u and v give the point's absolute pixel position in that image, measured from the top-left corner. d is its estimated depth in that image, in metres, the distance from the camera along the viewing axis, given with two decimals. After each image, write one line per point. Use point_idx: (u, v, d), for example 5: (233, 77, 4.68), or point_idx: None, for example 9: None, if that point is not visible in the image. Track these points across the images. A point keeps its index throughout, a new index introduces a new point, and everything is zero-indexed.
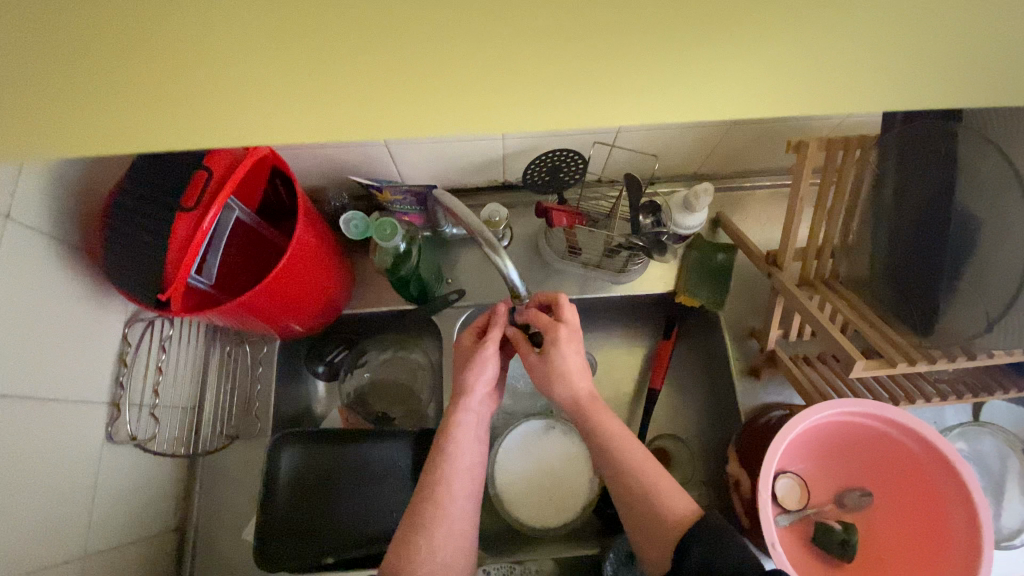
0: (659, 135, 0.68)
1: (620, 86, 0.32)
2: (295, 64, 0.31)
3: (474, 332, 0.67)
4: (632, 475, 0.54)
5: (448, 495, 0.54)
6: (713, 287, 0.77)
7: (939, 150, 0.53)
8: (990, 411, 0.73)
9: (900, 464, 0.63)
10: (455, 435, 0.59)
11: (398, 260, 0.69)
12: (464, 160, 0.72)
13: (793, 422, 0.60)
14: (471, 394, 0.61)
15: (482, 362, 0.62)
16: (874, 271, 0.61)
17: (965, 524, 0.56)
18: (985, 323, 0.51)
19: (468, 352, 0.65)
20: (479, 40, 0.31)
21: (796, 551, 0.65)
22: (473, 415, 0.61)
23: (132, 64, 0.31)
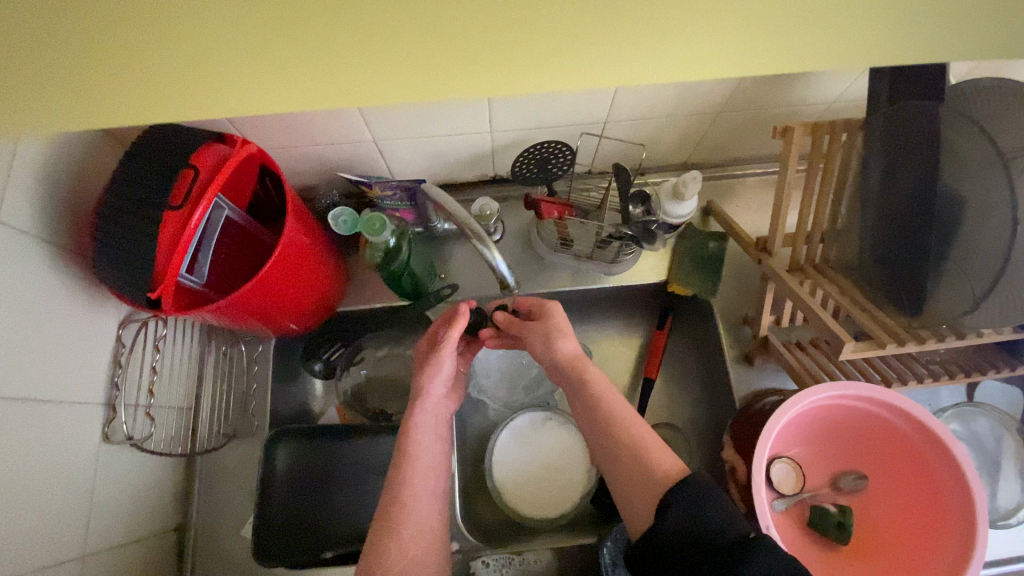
0: (646, 125, 0.68)
1: (620, 72, 0.35)
2: (326, 65, 0.35)
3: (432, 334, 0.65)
4: (623, 433, 0.53)
5: (410, 495, 0.53)
6: (704, 276, 0.78)
7: (921, 130, 0.54)
8: (985, 392, 0.74)
9: (892, 445, 0.64)
10: (414, 436, 0.57)
11: (389, 255, 0.67)
12: (454, 154, 0.71)
13: (787, 405, 0.61)
14: (427, 395, 0.60)
15: (436, 365, 0.61)
16: (863, 254, 0.61)
17: (960, 503, 0.58)
18: (973, 301, 0.52)
19: (425, 356, 0.64)
20: (483, 42, 0.35)
21: (794, 536, 0.65)
22: (432, 416, 0.60)
23: (173, 67, 0.34)
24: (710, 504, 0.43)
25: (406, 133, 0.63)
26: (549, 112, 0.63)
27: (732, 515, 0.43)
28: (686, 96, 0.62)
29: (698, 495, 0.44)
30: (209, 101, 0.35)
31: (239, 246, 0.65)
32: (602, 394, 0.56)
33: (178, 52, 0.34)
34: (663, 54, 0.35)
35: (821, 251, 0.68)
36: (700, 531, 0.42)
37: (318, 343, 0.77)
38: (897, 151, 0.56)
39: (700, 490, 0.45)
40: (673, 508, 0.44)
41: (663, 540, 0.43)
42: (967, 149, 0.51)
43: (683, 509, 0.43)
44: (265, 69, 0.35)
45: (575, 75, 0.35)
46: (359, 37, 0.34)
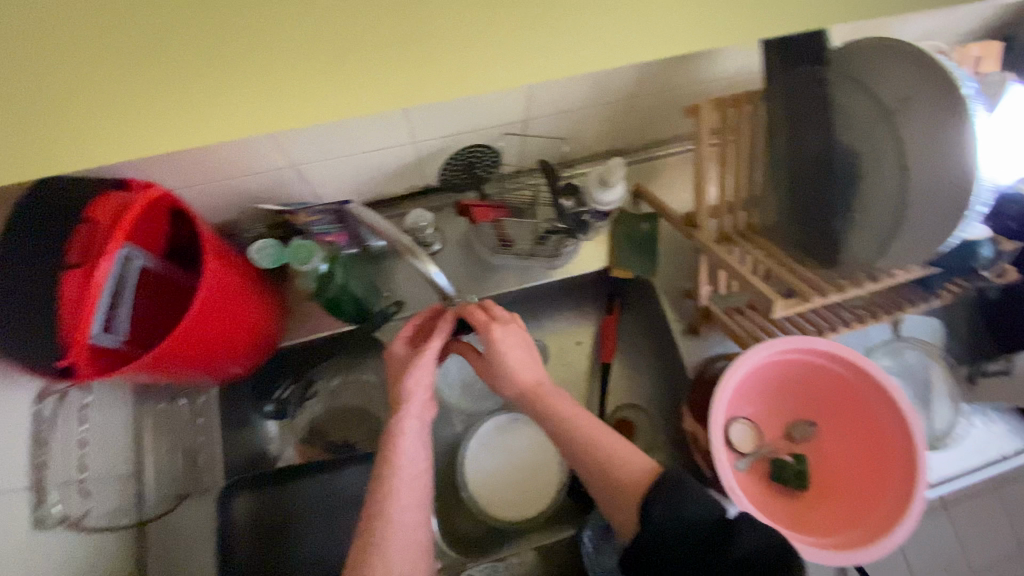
0: (566, 117, 0.69)
1: (525, 58, 0.44)
2: (262, 76, 0.41)
3: (406, 342, 0.63)
4: (588, 452, 0.57)
5: (394, 504, 0.50)
6: (643, 258, 0.81)
7: (815, 95, 0.57)
8: (910, 327, 0.80)
9: (831, 389, 0.68)
10: (399, 441, 0.54)
11: (323, 281, 0.65)
12: (379, 169, 0.69)
13: (737, 364, 0.63)
14: (412, 400, 0.57)
15: (422, 367, 0.58)
16: (782, 214, 0.65)
17: (900, 429, 0.62)
18: (876, 244, 0.56)
19: (402, 363, 0.61)
20: (404, 36, 0.42)
21: (759, 492, 0.68)
22: (417, 422, 0.57)
23: (128, 84, 0.40)
24: (688, 499, 0.47)
25: (325, 154, 0.62)
26: (467, 116, 0.63)
27: (708, 503, 0.47)
28: (600, 87, 0.65)
29: (672, 490, 0.48)
30: (167, 115, 0.41)
31: (162, 297, 0.61)
32: (571, 411, 0.59)
33: (130, 89, 0.40)
34: (551, 36, 0.44)
35: (745, 218, 0.71)
36: (684, 527, 0.46)
37: (265, 387, 0.77)
38: (797, 115, 0.59)
39: (675, 486, 0.48)
40: (654, 510, 0.47)
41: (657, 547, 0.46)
42: (860, 113, 0.54)
43: (665, 510, 0.47)
44: (212, 80, 0.41)
45: (492, 57, 0.44)
46: (291, 50, 0.41)
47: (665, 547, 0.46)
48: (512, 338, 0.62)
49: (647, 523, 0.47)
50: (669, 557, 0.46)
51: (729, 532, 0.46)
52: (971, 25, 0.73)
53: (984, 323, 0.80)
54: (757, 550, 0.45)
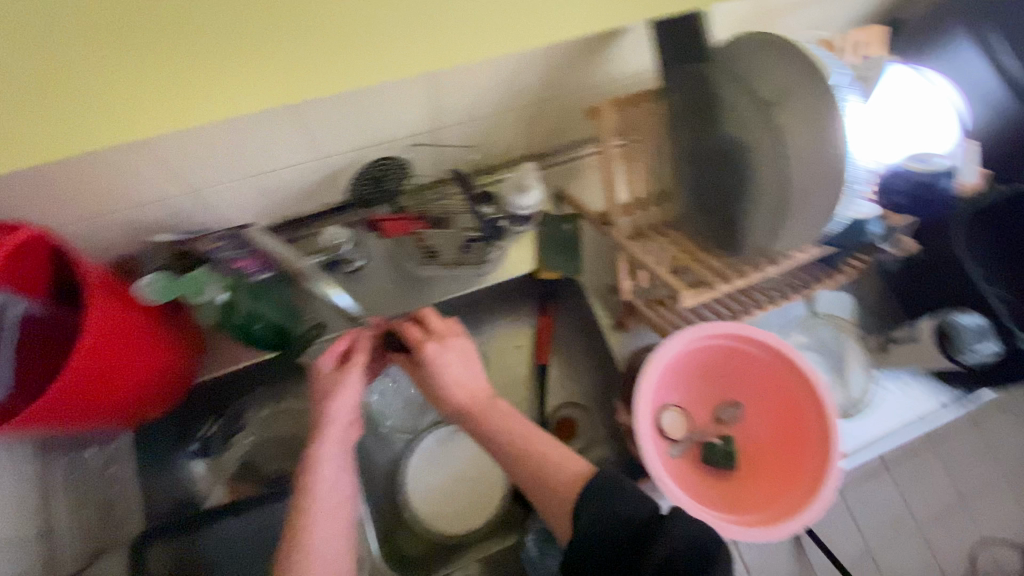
0: (473, 125, 0.69)
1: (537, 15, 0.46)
2: (276, 44, 0.40)
3: (335, 358, 0.59)
4: (530, 464, 0.56)
5: (314, 532, 0.49)
6: (568, 258, 0.82)
7: (701, 89, 0.58)
8: (826, 303, 0.83)
9: (751, 369, 0.71)
10: (318, 471, 0.52)
11: (227, 310, 0.63)
12: (287, 192, 0.67)
13: (657, 355, 0.64)
14: (332, 424, 0.55)
15: (346, 391, 0.56)
16: (688, 206, 0.66)
17: (811, 400, 0.66)
18: (771, 227, 0.57)
19: (326, 384, 0.57)
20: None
21: (693, 477, 0.69)
22: (338, 447, 0.55)
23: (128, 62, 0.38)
24: (618, 499, 0.49)
25: (226, 177, 0.60)
26: (365, 127, 0.62)
27: (638, 501, 0.49)
28: (504, 93, 0.65)
29: (605, 493, 0.50)
30: (173, 93, 0.40)
31: (57, 343, 0.57)
32: (509, 422, 0.59)
33: (127, 67, 0.38)
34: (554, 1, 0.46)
35: (657, 213, 0.73)
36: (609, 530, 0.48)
37: (190, 424, 0.74)
38: (687, 110, 0.60)
39: (606, 489, 0.50)
40: (584, 515, 0.49)
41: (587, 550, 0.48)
42: (743, 109, 0.55)
43: (592, 517, 0.48)
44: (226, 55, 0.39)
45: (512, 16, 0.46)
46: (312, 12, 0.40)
47: (593, 550, 0.48)
48: (450, 355, 0.62)
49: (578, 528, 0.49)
50: (598, 559, 0.47)
51: (661, 524, 0.46)
52: (858, 16, 0.77)
53: (892, 295, 0.85)
54: (688, 540, 0.45)
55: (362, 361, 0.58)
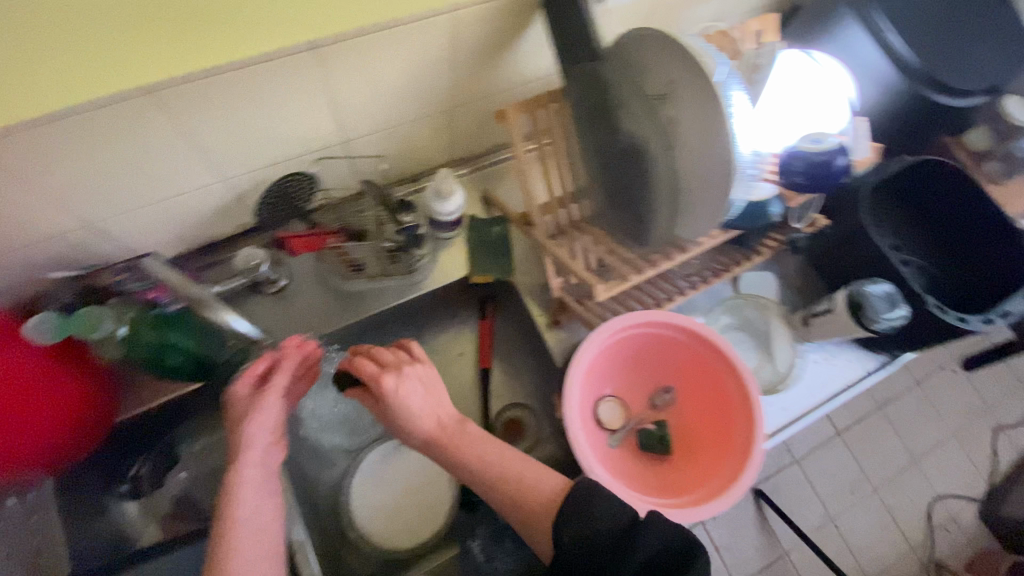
0: (384, 134, 0.69)
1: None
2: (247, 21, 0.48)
3: (252, 382, 0.59)
4: (501, 486, 0.58)
5: (235, 558, 0.48)
6: (500, 259, 0.81)
7: (600, 84, 0.59)
8: (749, 283, 0.86)
9: (678, 353, 0.72)
10: (236, 494, 0.51)
11: (130, 342, 0.61)
12: (196, 214, 0.66)
13: (583, 348, 0.65)
14: (252, 445, 0.53)
15: (265, 410, 0.55)
16: (603, 200, 0.67)
17: (731, 373, 0.68)
18: (672, 213, 0.59)
19: (245, 407, 0.56)
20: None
21: (632, 464, 0.71)
22: (259, 470, 0.53)
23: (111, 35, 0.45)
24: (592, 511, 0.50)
25: (132, 204, 0.60)
26: (267, 142, 0.61)
27: (612, 510, 0.50)
28: (408, 100, 0.65)
29: (578, 506, 0.51)
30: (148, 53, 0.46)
31: None
32: (478, 452, 0.59)
33: (104, 34, 0.45)
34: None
35: (578, 209, 0.74)
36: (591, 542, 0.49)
37: (122, 464, 0.73)
38: (590, 105, 0.62)
39: (579, 501, 0.51)
40: (564, 532, 0.50)
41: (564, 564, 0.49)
42: (633, 105, 0.57)
43: (574, 533, 0.49)
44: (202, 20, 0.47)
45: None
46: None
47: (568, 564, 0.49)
48: (410, 386, 0.60)
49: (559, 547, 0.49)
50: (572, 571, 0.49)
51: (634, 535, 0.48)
52: (756, 5, 0.80)
53: (812, 270, 0.88)
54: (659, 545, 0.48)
55: (283, 381, 0.58)
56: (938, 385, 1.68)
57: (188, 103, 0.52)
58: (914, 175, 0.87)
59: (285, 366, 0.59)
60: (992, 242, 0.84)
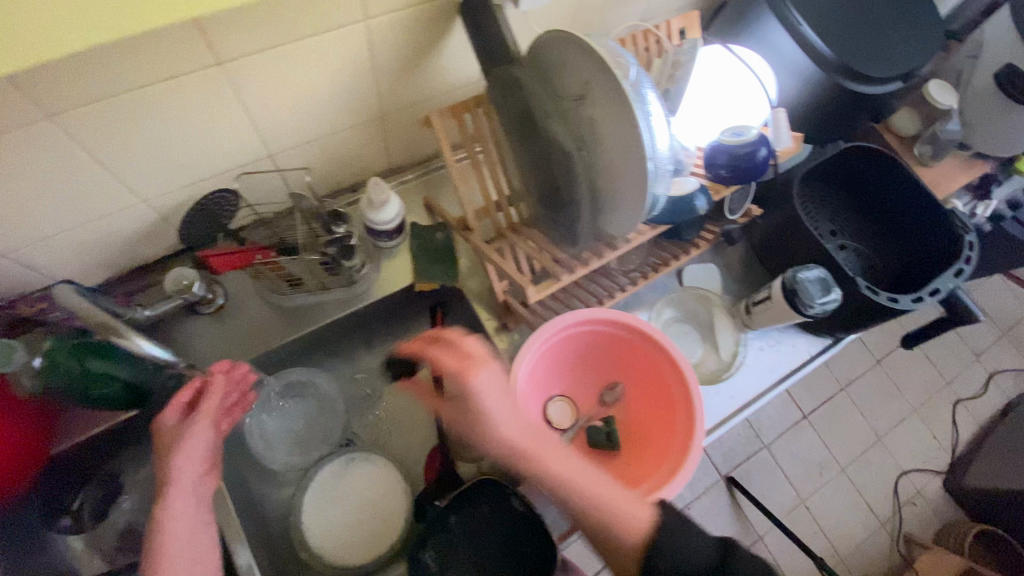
0: (310, 146, 0.68)
1: None
2: None
3: (180, 409, 0.56)
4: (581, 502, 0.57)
5: None
6: (443, 265, 0.80)
7: (514, 87, 0.58)
8: (692, 275, 0.87)
9: (622, 349, 0.72)
10: (165, 529, 0.49)
11: (49, 372, 0.59)
12: (119, 236, 0.65)
13: (522, 353, 0.65)
14: (180, 478, 0.52)
15: (192, 439, 0.53)
16: (534, 202, 0.68)
17: (672, 368, 0.68)
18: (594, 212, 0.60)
19: (171, 437, 0.53)
20: None
21: (581, 463, 0.71)
22: (189, 501, 0.52)
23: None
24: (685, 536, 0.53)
25: (48, 230, 0.58)
26: (183, 158, 0.60)
27: (700, 540, 0.53)
28: (331, 112, 0.65)
29: (673, 534, 0.53)
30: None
31: None
32: (563, 470, 0.58)
33: None
34: None
35: (515, 212, 0.74)
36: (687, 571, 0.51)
37: (61, 496, 0.69)
38: (507, 112, 0.61)
39: (674, 529, 0.54)
40: (661, 561, 0.52)
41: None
42: (551, 108, 0.57)
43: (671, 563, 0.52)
44: None
45: None
46: None
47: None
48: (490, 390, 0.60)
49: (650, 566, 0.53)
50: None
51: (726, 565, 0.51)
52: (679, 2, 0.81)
53: (753, 258, 0.90)
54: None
55: (213, 405, 0.56)
56: (896, 363, 1.73)
57: (91, 126, 0.51)
58: (866, 160, 0.89)
59: (216, 390, 0.56)
60: (926, 226, 0.86)
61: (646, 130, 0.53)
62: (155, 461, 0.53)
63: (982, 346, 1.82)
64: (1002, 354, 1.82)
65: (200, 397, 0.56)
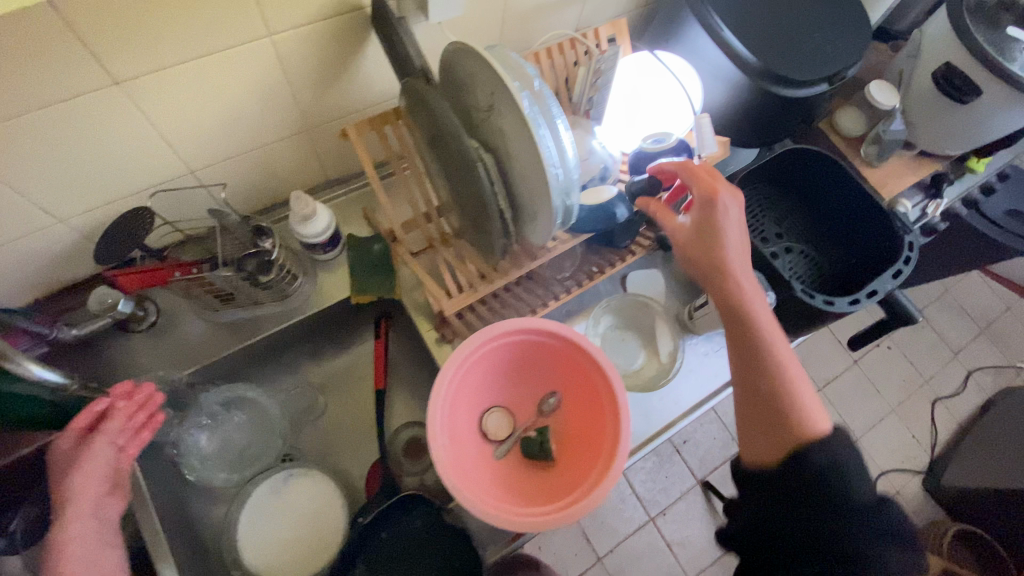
0: (232, 162, 0.68)
1: None
2: None
3: (76, 433, 0.56)
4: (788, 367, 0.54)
5: None
6: (380, 276, 0.79)
7: (417, 100, 0.57)
8: (634, 281, 0.87)
9: (555, 358, 0.71)
10: (66, 550, 0.51)
11: None
12: (40, 257, 0.65)
13: (445, 369, 0.65)
14: (79, 499, 0.53)
15: (93, 463, 0.53)
16: (457, 213, 0.67)
17: (602, 376, 0.67)
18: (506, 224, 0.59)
19: (70, 461, 0.54)
20: None
21: (519, 475, 0.70)
22: (88, 521, 0.53)
23: None
24: (851, 462, 0.49)
25: None
26: (93, 179, 0.59)
27: (863, 477, 0.48)
28: (248, 127, 0.65)
29: (844, 453, 0.49)
30: None
31: None
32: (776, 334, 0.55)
33: None
34: None
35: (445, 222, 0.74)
36: (832, 481, 0.48)
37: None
38: (420, 124, 0.61)
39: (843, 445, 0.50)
40: (819, 459, 0.49)
41: (787, 476, 0.50)
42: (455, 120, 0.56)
43: (825, 464, 0.48)
44: None
45: None
46: None
47: (776, 478, 0.50)
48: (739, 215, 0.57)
49: (800, 460, 0.49)
50: (778, 490, 0.50)
51: (875, 510, 0.47)
52: (612, 8, 0.81)
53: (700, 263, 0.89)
54: (890, 531, 0.46)
55: (116, 426, 0.56)
56: (872, 363, 1.72)
57: None
58: (801, 169, 0.90)
59: (119, 413, 0.57)
60: (869, 224, 0.85)
61: (545, 142, 0.53)
62: (50, 488, 0.53)
63: (960, 342, 1.81)
64: (982, 351, 1.80)
65: (101, 420, 0.57)
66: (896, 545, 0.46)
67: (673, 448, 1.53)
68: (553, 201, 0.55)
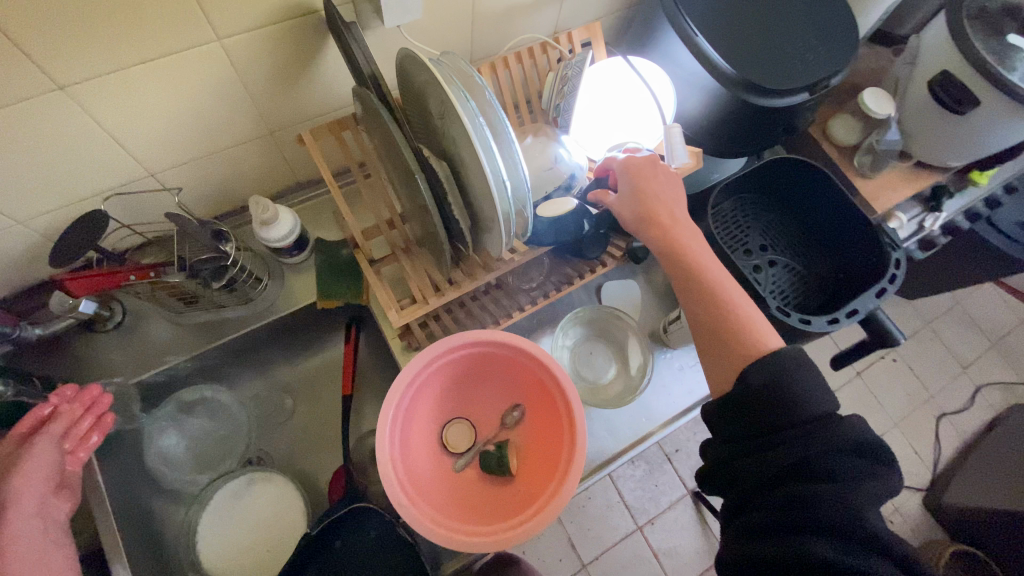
0: (192, 164, 0.68)
1: None
2: None
3: (17, 438, 0.58)
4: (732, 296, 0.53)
5: None
6: (346, 280, 0.79)
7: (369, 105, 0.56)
8: (608, 292, 0.85)
9: (515, 370, 0.70)
10: (8, 551, 0.50)
11: None
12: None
13: (397, 383, 0.63)
14: (17, 500, 0.52)
15: (35, 457, 0.55)
16: (415, 219, 0.66)
17: (559, 390, 0.65)
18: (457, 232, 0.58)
19: (9, 459, 0.55)
20: None
21: (476, 488, 0.69)
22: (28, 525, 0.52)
23: None
24: (801, 378, 0.46)
25: None
26: (48, 180, 0.59)
27: (815, 395, 0.45)
28: (206, 129, 0.64)
29: (793, 364, 0.46)
30: None
31: None
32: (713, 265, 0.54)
33: None
34: None
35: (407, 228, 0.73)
36: (785, 398, 0.45)
37: None
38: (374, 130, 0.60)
39: (799, 362, 0.46)
40: (754, 376, 0.47)
41: (741, 401, 0.47)
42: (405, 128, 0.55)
43: (763, 378, 0.46)
44: None
45: None
46: None
47: (734, 423, 0.48)
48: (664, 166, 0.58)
49: (745, 384, 0.47)
50: (740, 441, 0.48)
51: (828, 427, 0.44)
52: (590, 12, 0.79)
53: None
54: (849, 447, 0.43)
55: (60, 427, 0.59)
56: (875, 375, 1.66)
57: None
58: (788, 175, 0.86)
59: (64, 415, 0.61)
60: (856, 236, 0.81)
61: (492, 151, 0.51)
62: None
63: (970, 356, 1.74)
64: (993, 365, 1.73)
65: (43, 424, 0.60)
66: (864, 462, 0.42)
67: (665, 457, 1.51)
68: (503, 211, 0.53)
